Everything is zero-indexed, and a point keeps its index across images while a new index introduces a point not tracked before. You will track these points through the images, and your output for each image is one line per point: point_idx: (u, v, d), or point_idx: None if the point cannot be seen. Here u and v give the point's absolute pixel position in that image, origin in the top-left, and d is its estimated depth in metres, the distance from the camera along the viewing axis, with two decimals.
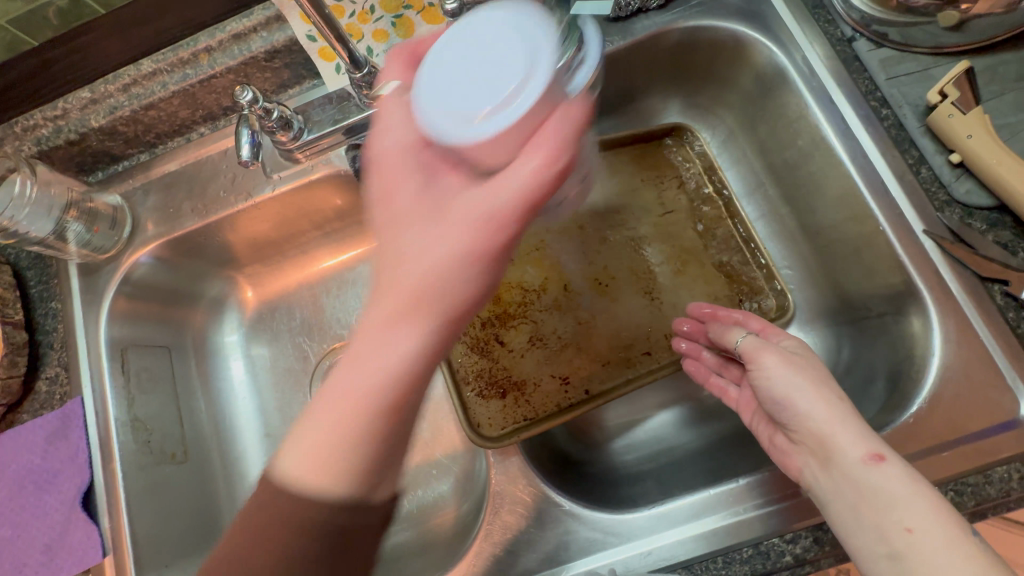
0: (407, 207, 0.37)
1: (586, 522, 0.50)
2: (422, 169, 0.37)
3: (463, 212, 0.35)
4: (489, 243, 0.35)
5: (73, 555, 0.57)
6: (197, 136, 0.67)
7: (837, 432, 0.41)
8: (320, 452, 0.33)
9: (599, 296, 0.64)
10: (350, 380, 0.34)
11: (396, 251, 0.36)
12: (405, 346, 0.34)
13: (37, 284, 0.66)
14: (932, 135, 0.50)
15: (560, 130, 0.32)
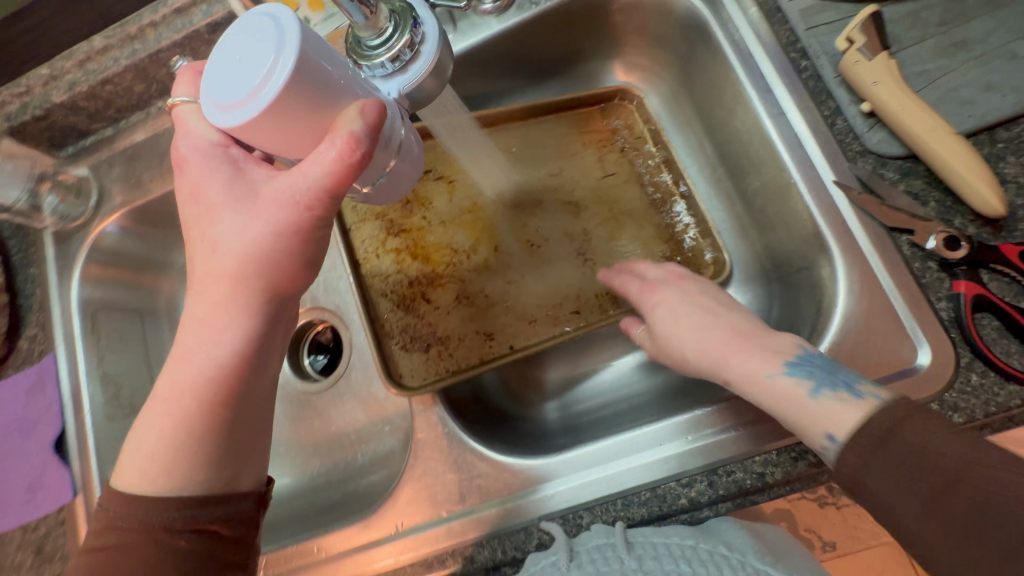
0: (217, 202, 0.40)
1: (497, 465, 0.54)
2: (228, 162, 0.40)
3: (271, 197, 0.38)
4: (295, 226, 0.38)
5: (49, 495, 0.63)
6: (156, 110, 0.71)
7: (727, 361, 0.43)
8: (167, 433, 0.40)
9: (530, 256, 0.66)
10: (195, 342, 0.41)
11: (208, 242, 0.40)
12: (224, 341, 0.40)
13: (18, 252, 0.72)
14: (847, 85, 0.50)
15: (352, 128, 0.33)
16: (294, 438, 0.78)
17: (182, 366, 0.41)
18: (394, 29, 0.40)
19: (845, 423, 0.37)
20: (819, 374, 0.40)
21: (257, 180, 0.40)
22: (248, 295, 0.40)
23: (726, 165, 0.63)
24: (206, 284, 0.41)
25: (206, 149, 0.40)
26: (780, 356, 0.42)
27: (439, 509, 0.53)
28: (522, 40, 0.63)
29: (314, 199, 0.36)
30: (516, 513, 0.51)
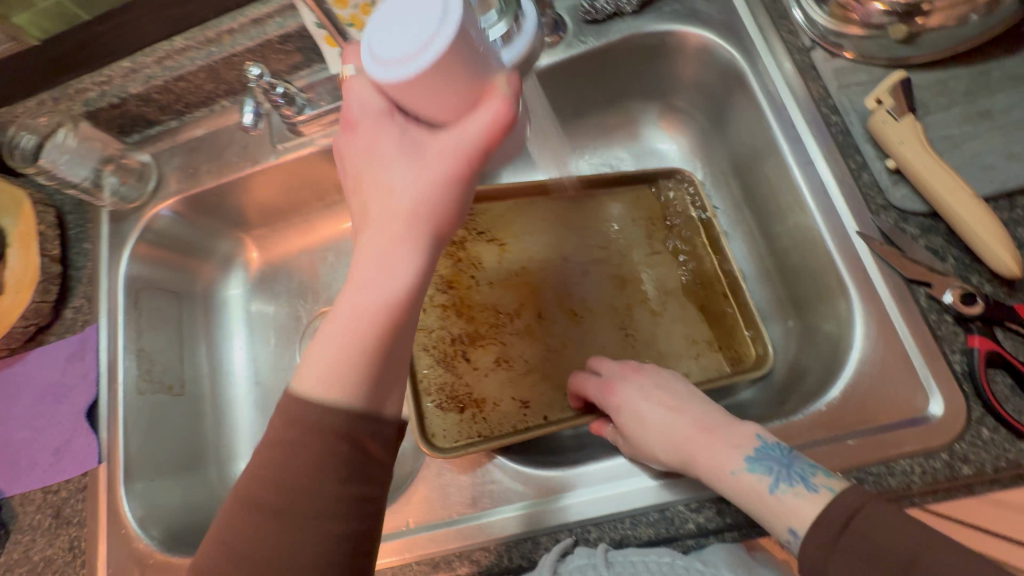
0: (388, 156, 0.38)
1: (510, 473, 0.55)
2: (396, 126, 0.38)
3: (441, 147, 0.38)
4: (446, 180, 0.37)
5: (75, 459, 0.66)
6: (219, 108, 0.76)
7: (695, 457, 0.46)
8: (340, 360, 0.38)
9: (573, 325, 0.68)
10: (353, 295, 0.38)
11: (383, 189, 0.38)
12: (401, 275, 0.38)
13: (75, 227, 0.76)
14: (874, 142, 0.53)
15: (504, 91, 0.36)
16: None
17: (369, 289, 0.38)
18: (500, 13, 0.48)
19: (804, 518, 0.39)
20: (775, 467, 0.43)
21: (359, 161, 0.39)
22: (423, 236, 0.38)
23: (752, 206, 0.66)
24: (354, 260, 0.39)
25: (372, 108, 0.38)
26: (739, 450, 0.44)
27: (448, 511, 0.54)
28: (566, 75, 0.67)
29: (438, 196, 0.38)
30: (526, 521, 0.52)
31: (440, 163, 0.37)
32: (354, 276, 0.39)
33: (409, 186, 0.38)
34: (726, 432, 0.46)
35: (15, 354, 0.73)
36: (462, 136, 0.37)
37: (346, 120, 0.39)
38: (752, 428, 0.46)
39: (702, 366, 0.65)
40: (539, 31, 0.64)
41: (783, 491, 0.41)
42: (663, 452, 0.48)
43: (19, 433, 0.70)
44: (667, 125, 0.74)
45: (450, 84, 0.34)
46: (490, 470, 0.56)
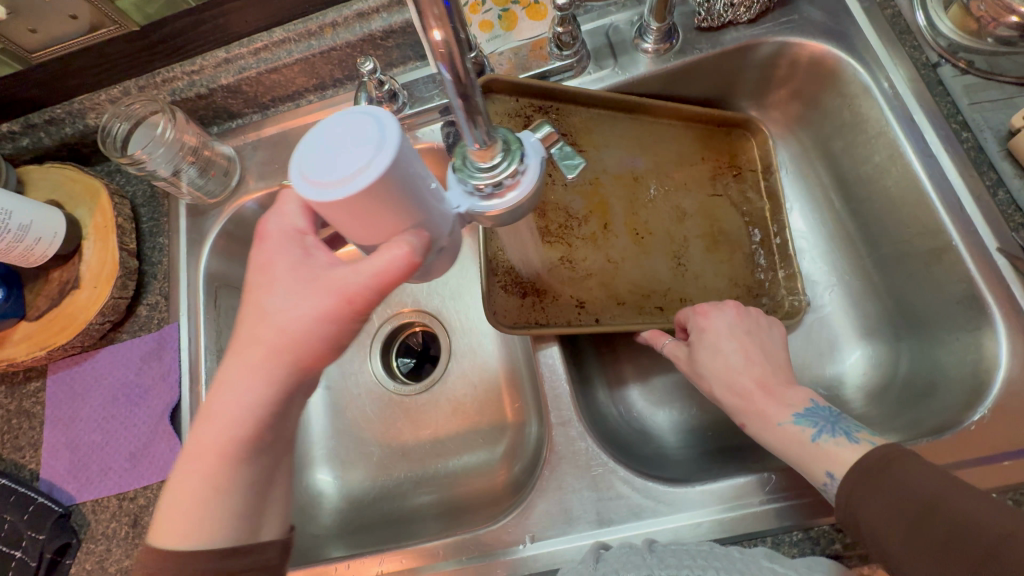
0: (281, 278, 0.41)
1: (637, 487, 0.52)
2: (301, 246, 0.43)
3: (326, 284, 0.40)
4: (334, 314, 0.40)
5: (154, 465, 0.63)
6: (306, 102, 0.74)
7: (747, 402, 0.49)
8: (193, 498, 0.42)
9: (636, 247, 0.66)
10: (224, 402, 0.42)
11: (259, 310, 0.42)
12: (244, 399, 0.41)
13: (149, 220, 0.73)
14: (1013, 160, 0.52)
15: (411, 241, 0.37)
16: (383, 440, 0.77)
17: (218, 423, 0.42)
18: (503, 157, 0.37)
19: (841, 466, 0.43)
20: (822, 422, 0.45)
21: (319, 265, 0.42)
22: (286, 367, 0.41)
23: (859, 220, 0.66)
24: (246, 346, 0.41)
25: (296, 229, 0.43)
26: (792, 405, 0.47)
27: (571, 526, 0.52)
28: (674, 82, 0.67)
29: (348, 287, 0.40)
30: (658, 538, 0.50)
31: (320, 296, 0.40)
32: (210, 399, 0.42)
33: (290, 292, 0.41)
34: (777, 391, 0.48)
35: (85, 352, 0.69)
36: (347, 270, 0.40)
37: (294, 236, 0.44)
38: (808, 391, 0.48)
39: (739, 308, 0.66)
40: (652, 37, 0.63)
41: (825, 441, 0.44)
42: (716, 389, 0.51)
43: (89, 435, 0.66)
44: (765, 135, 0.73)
45: (378, 212, 0.34)
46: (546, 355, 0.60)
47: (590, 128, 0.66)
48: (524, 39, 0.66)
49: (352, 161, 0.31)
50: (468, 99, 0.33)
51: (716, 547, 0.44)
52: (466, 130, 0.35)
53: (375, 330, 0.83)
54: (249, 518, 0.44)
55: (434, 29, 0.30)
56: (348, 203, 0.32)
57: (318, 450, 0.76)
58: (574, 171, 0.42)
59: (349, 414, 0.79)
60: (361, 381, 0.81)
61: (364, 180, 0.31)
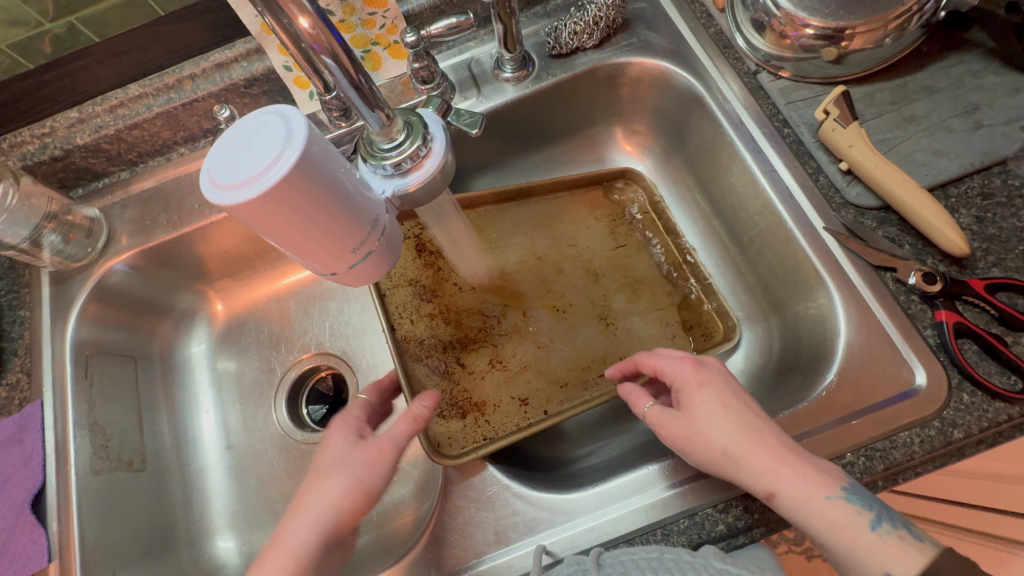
0: (330, 461, 0.48)
1: (531, 502, 0.52)
2: (354, 433, 0.50)
3: (370, 443, 0.48)
4: (382, 466, 0.47)
5: (14, 562, 0.55)
6: (177, 156, 0.72)
7: (781, 472, 0.44)
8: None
9: (558, 320, 0.66)
10: (283, 547, 0.44)
11: (314, 480, 0.47)
12: (294, 543, 0.44)
13: (8, 293, 0.68)
14: (825, 149, 0.58)
15: (402, 387, 0.48)
16: (291, 494, 0.73)
17: (276, 556, 0.44)
18: (406, 137, 0.44)
19: (906, 565, 0.41)
20: (877, 507, 0.43)
21: (361, 448, 0.48)
22: (330, 517, 0.45)
23: (719, 216, 0.71)
24: (301, 511, 0.46)
25: (323, 463, 0.48)
26: (837, 480, 0.44)
27: (472, 551, 0.51)
28: (537, 106, 0.71)
29: (389, 441, 0.48)
30: (556, 548, 0.50)
31: (396, 425, 0.49)
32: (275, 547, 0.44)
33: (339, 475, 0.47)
34: (809, 456, 0.45)
35: None
36: (391, 435, 0.49)
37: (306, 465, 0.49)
38: (838, 462, 0.46)
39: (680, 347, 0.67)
40: (510, 66, 0.67)
41: (884, 530, 0.42)
42: (729, 444, 0.46)
43: None
44: (634, 147, 0.79)
45: (309, 200, 0.32)
46: (491, 470, 0.54)
47: (483, 231, 0.70)
48: (392, 78, 0.69)
49: (267, 146, 0.30)
50: (360, 87, 0.40)
51: (666, 552, 0.45)
52: (365, 114, 0.43)
53: (279, 377, 0.79)
54: None
55: (301, 18, 0.36)
56: (290, 192, 0.30)
57: (218, 518, 0.71)
58: (476, 125, 0.52)
59: (256, 472, 0.74)
60: (267, 435, 0.76)
61: (275, 177, 0.29)
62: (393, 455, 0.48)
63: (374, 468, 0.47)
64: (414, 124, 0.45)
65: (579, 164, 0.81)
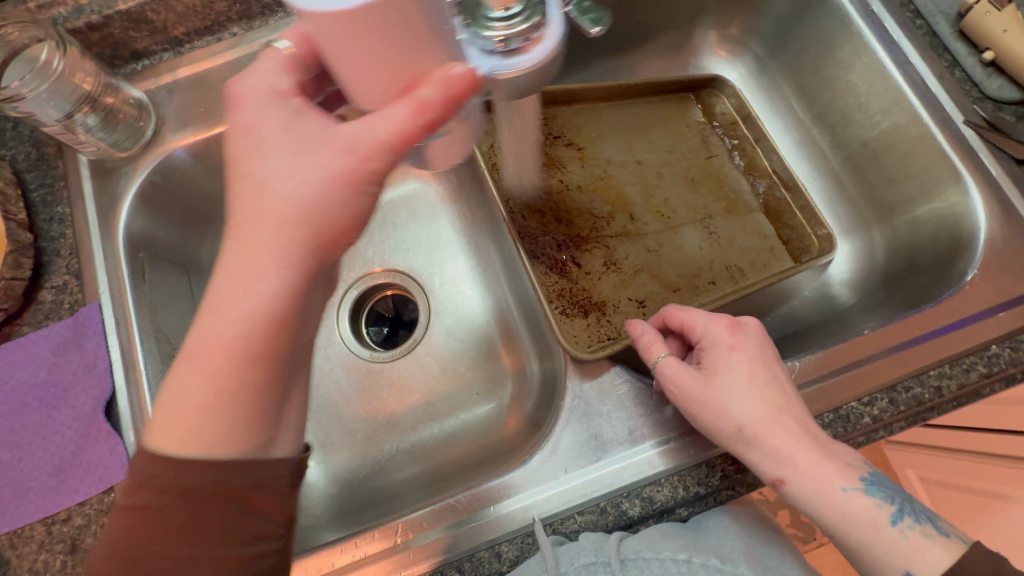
0: (271, 138, 0.36)
1: (665, 400, 0.50)
2: (291, 106, 0.37)
3: (341, 140, 0.35)
4: (351, 175, 0.35)
5: (91, 474, 0.50)
6: (229, 36, 0.63)
7: (796, 458, 0.41)
8: (201, 404, 0.35)
9: (665, 226, 0.63)
10: (242, 291, 0.35)
11: (254, 182, 0.35)
12: (264, 290, 0.35)
13: (40, 186, 0.59)
14: (965, 39, 0.56)
15: (432, 88, 0.32)
16: (365, 413, 0.68)
17: (240, 307, 0.35)
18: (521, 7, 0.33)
19: (931, 564, 0.38)
20: (898, 500, 0.41)
21: (319, 128, 0.36)
22: (300, 245, 0.35)
23: (823, 123, 0.67)
24: (248, 189, 0.36)
25: (285, 114, 0.37)
26: (855, 470, 0.41)
27: (607, 450, 0.49)
28: None
29: (373, 152, 0.34)
30: (697, 445, 0.48)
31: (393, 108, 0.33)
32: (230, 292, 0.35)
33: (299, 155, 0.36)
34: (830, 446, 0.42)
35: None
36: (376, 131, 0.34)
37: (240, 99, 0.38)
38: (857, 452, 0.43)
39: (778, 260, 0.65)
40: None
41: (906, 526, 0.40)
42: (748, 418, 0.42)
43: None
44: (726, 52, 0.74)
45: (381, 52, 0.28)
46: (618, 370, 0.52)
47: (580, 129, 0.66)
48: None
49: None
50: None
51: (694, 557, 0.42)
52: None
53: (339, 295, 0.74)
54: (265, 427, 0.37)
55: None
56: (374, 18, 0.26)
57: None
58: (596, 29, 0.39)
59: (325, 392, 0.69)
60: (332, 355, 0.71)
61: None
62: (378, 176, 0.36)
63: (351, 197, 0.36)
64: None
65: (663, 70, 0.75)
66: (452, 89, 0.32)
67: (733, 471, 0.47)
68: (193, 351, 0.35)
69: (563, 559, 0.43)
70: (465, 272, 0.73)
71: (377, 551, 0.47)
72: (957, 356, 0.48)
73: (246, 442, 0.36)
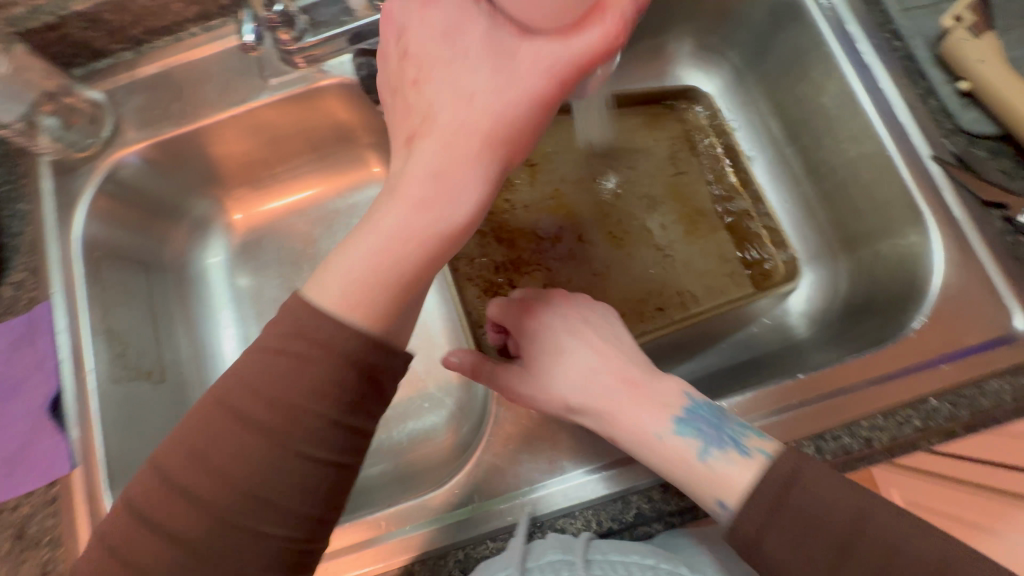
0: (466, 51, 0.34)
1: (584, 432, 0.51)
2: (423, 16, 0.35)
3: (529, 60, 0.33)
4: (544, 98, 0.33)
5: (37, 467, 0.53)
6: (188, 37, 0.63)
7: (612, 407, 0.43)
8: (326, 301, 0.33)
9: (615, 248, 0.62)
10: (415, 191, 0.33)
11: (448, 93, 0.34)
12: (387, 217, 0.34)
13: (4, 183, 0.61)
14: (943, 65, 0.52)
15: (625, 7, 0.32)
16: None
17: (384, 222, 0.33)
18: None
19: (736, 488, 0.38)
20: (706, 429, 0.42)
21: (502, 41, 0.34)
22: (496, 155, 0.34)
23: (796, 144, 0.64)
24: (428, 112, 0.34)
25: (437, 30, 0.34)
26: (667, 405, 0.43)
27: (524, 479, 0.50)
28: None
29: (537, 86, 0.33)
30: (614, 480, 0.48)
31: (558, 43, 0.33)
32: (405, 184, 0.34)
33: (488, 74, 0.34)
34: (646, 386, 0.44)
35: None
36: (563, 52, 0.33)
37: (392, 22, 0.36)
38: (680, 385, 0.44)
39: (738, 286, 0.61)
40: None
41: (714, 458, 0.40)
42: (569, 382, 0.44)
43: None
44: (703, 63, 0.70)
45: None
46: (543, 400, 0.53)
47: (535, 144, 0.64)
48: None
49: None
50: None
51: (661, 563, 0.39)
52: None
53: None
54: (388, 332, 0.34)
55: None
56: None
57: None
58: None
59: None
60: None
61: None
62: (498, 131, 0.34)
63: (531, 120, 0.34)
64: None
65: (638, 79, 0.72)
66: (625, 19, 0.32)
67: (648, 509, 0.47)
68: (337, 258, 0.34)
69: (528, 555, 0.41)
70: None
71: None
72: (892, 408, 0.46)
73: (371, 329, 0.34)
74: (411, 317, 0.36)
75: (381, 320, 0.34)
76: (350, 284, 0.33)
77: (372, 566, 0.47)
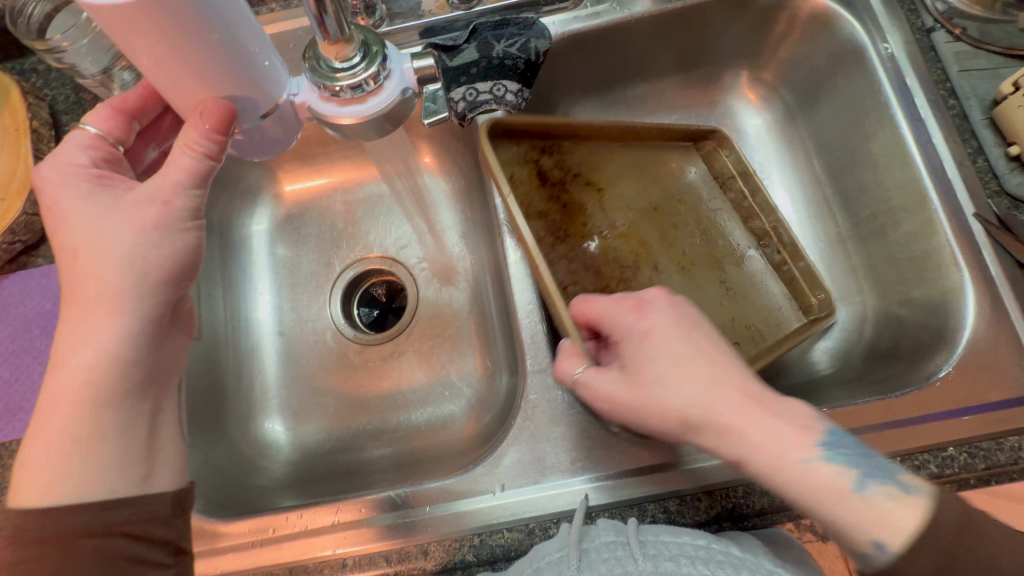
0: (79, 211, 0.43)
1: (608, 435, 0.52)
2: (87, 179, 0.45)
3: (135, 201, 0.43)
4: (158, 222, 0.43)
5: None
6: (267, 11, 0.65)
7: (745, 432, 0.40)
8: (70, 449, 0.40)
9: (685, 279, 0.64)
10: (83, 341, 0.41)
11: (71, 251, 0.43)
12: (104, 342, 0.42)
13: (72, 129, 0.63)
14: (994, 128, 0.54)
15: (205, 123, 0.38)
16: (339, 390, 0.71)
17: (79, 352, 0.41)
18: (360, 60, 0.38)
19: (901, 529, 0.37)
20: (862, 463, 0.39)
21: (117, 192, 0.45)
22: (121, 297, 0.42)
23: (837, 186, 0.66)
24: (66, 257, 0.43)
25: (64, 202, 0.44)
26: (812, 435, 0.40)
27: (545, 474, 0.51)
28: (671, 28, 0.64)
29: (175, 196, 0.43)
30: (634, 487, 0.49)
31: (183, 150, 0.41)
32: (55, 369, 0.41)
33: (99, 224, 0.43)
34: (774, 406, 0.41)
35: None
36: (166, 179, 0.43)
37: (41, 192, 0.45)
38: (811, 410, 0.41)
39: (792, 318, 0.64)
40: None
41: (872, 492, 0.39)
42: (688, 407, 0.41)
43: None
44: (756, 96, 0.72)
45: (138, 47, 0.32)
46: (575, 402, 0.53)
47: (597, 169, 0.67)
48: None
49: None
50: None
51: (716, 543, 0.42)
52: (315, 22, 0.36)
53: (335, 274, 0.76)
54: (133, 466, 0.41)
55: None
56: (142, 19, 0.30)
57: (269, 399, 0.70)
58: None
59: (305, 364, 0.73)
60: (318, 329, 0.74)
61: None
62: (186, 212, 0.44)
63: (167, 235, 0.44)
64: (373, 49, 0.39)
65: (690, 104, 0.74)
66: (216, 125, 0.39)
67: (663, 519, 0.48)
68: (54, 379, 0.41)
69: (584, 537, 0.44)
70: (456, 272, 0.75)
71: (318, 525, 0.51)
72: (912, 451, 0.47)
73: (122, 482, 0.41)
74: (152, 458, 0.43)
75: (91, 486, 0.40)
76: (66, 396, 0.41)
77: (364, 545, 0.50)
